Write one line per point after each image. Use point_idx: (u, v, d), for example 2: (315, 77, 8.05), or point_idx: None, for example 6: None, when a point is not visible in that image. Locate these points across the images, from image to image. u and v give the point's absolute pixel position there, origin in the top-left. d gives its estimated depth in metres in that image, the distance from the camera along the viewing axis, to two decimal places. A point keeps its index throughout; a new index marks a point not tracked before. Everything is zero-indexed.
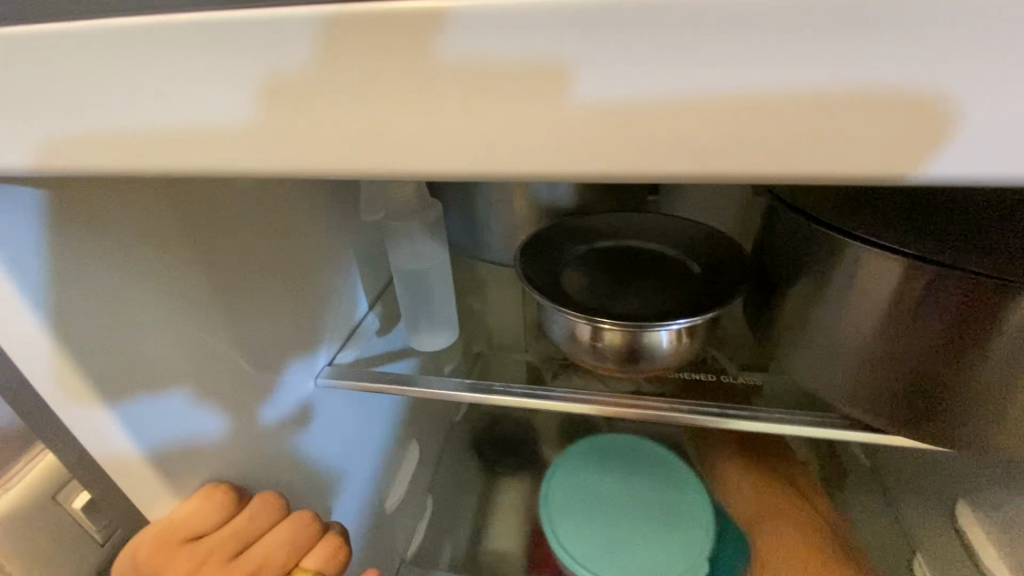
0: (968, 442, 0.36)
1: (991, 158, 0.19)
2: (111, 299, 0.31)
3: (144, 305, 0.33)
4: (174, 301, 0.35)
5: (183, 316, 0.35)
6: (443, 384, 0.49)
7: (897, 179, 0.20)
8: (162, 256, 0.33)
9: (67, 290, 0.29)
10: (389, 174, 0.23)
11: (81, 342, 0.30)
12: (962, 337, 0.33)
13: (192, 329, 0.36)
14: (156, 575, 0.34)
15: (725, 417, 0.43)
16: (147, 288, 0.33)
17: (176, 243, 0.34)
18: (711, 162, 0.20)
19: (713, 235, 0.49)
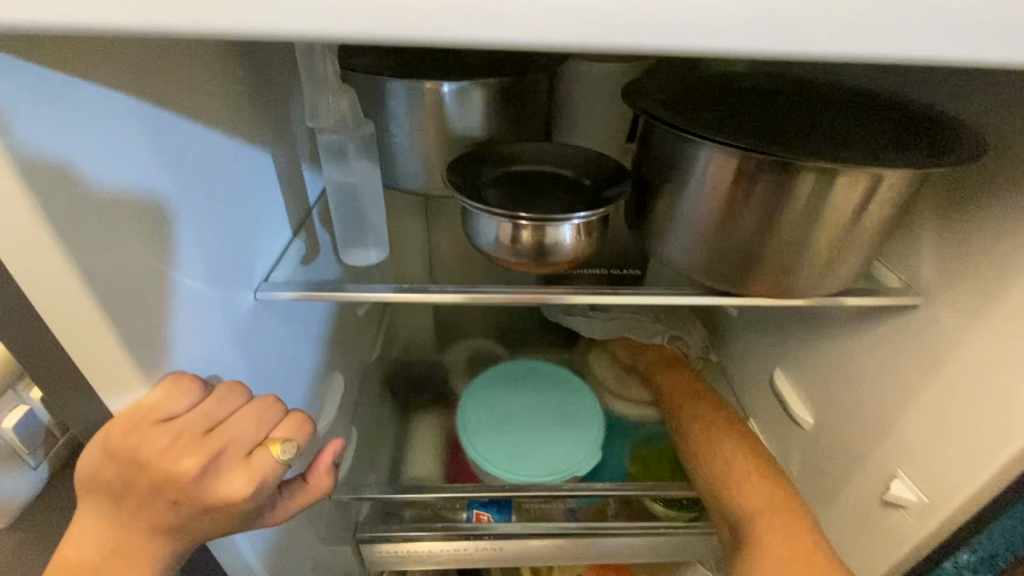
0: (784, 287, 0.51)
1: (790, 34, 0.29)
2: (75, 163, 0.31)
3: (113, 185, 0.33)
4: (137, 187, 0.35)
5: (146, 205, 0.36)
6: (373, 290, 0.52)
7: (736, 48, 0.29)
8: (121, 133, 0.34)
9: (49, 157, 0.29)
10: (364, 36, 0.28)
11: (67, 215, 0.31)
12: (774, 206, 0.46)
13: (147, 211, 0.36)
14: (128, 458, 0.35)
15: (616, 295, 0.55)
16: (113, 168, 0.33)
17: (135, 129, 0.35)
18: (624, 35, 0.28)
19: (601, 161, 0.60)
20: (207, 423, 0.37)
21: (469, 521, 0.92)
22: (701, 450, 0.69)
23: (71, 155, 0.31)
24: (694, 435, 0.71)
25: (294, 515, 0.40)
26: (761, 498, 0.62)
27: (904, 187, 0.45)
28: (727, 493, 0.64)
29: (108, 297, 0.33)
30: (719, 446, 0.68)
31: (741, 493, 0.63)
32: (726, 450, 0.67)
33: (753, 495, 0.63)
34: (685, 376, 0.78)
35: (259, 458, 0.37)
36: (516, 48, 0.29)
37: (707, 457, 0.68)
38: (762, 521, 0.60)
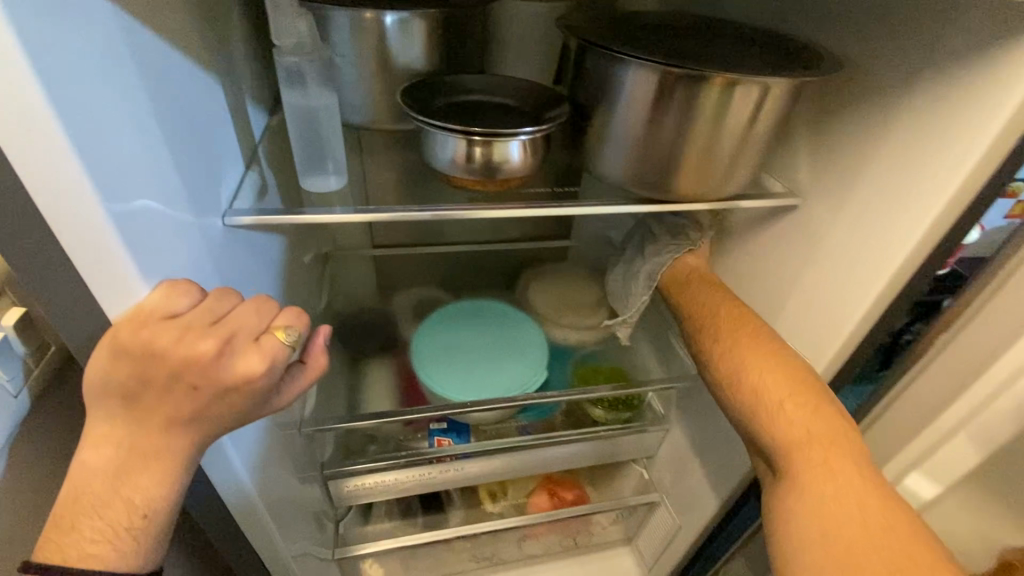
0: (697, 188, 0.61)
1: None
2: (68, 54, 0.32)
3: (99, 85, 0.34)
4: (117, 90, 0.36)
5: (127, 110, 0.37)
6: (336, 212, 0.55)
7: None
8: (102, 32, 0.35)
9: (48, 47, 0.30)
10: None
11: (69, 109, 0.32)
12: (688, 115, 0.55)
13: (128, 113, 0.37)
14: (142, 353, 0.37)
15: (561, 207, 0.62)
16: (95, 65, 0.34)
17: (109, 29, 0.35)
18: None
19: (537, 90, 0.66)
20: (212, 316, 0.40)
21: (431, 447, 0.99)
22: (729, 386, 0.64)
23: (64, 49, 0.31)
24: (727, 364, 0.65)
25: (303, 392, 0.46)
26: (801, 436, 0.57)
27: (784, 98, 0.56)
28: (762, 430, 0.60)
29: (107, 198, 0.35)
30: (755, 376, 0.62)
31: (776, 428, 0.59)
32: (766, 383, 0.61)
33: (791, 428, 0.58)
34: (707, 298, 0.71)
35: (268, 341, 0.41)
36: None
37: (739, 394, 0.63)
38: (798, 455, 0.57)
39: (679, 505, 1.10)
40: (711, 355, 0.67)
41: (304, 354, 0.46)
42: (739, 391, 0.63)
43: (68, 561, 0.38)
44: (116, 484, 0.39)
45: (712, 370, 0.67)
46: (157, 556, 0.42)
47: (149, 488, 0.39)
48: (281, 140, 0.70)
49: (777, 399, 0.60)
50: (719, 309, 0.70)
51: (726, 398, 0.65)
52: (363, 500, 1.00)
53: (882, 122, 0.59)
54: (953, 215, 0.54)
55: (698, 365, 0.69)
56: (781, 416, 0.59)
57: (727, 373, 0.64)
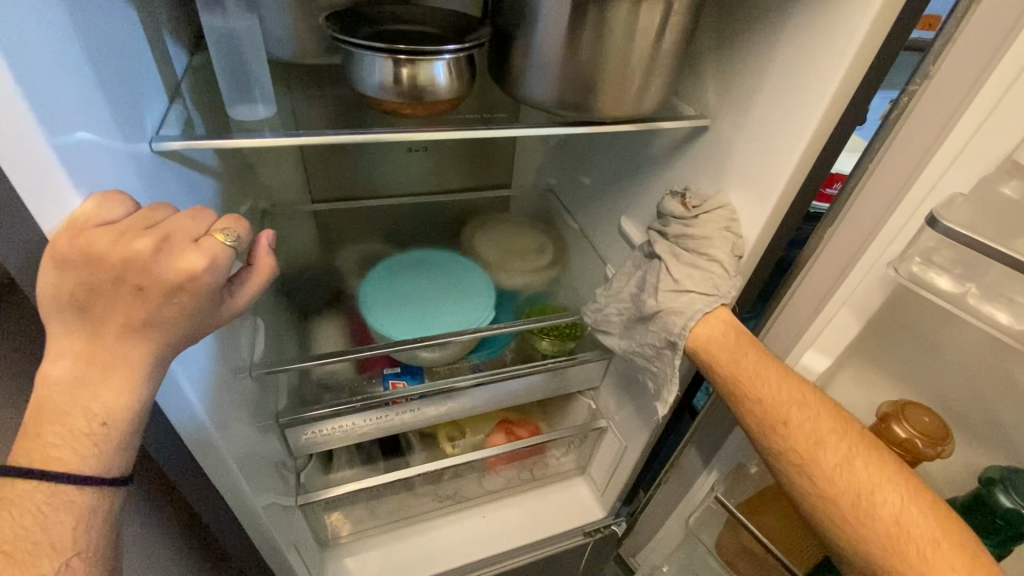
0: (617, 106, 0.66)
1: None
2: None
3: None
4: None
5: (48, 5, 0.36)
6: (266, 136, 0.56)
7: None
8: None
9: None
10: None
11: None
12: (598, 33, 0.60)
13: (48, 15, 0.36)
14: (82, 258, 0.38)
15: (491, 130, 0.66)
16: None
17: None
18: None
19: (460, 17, 0.68)
20: (148, 223, 0.41)
21: (385, 390, 1.02)
22: (846, 509, 0.58)
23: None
24: (857, 480, 0.58)
25: (257, 293, 0.47)
26: None
27: (685, 16, 0.61)
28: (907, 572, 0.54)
29: (38, 95, 0.35)
30: (896, 503, 0.56)
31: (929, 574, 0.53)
32: (905, 509, 0.56)
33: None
34: (791, 387, 0.63)
35: (208, 242, 0.41)
36: None
37: (863, 518, 0.57)
38: None
39: (624, 427, 1.18)
40: (826, 464, 0.59)
41: (250, 256, 0.47)
42: (880, 519, 0.56)
43: (32, 468, 0.39)
44: (74, 392, 0.39)
45: (824, 487, 0.59)
46: (124, 466, 0.43)
47: (112, 393, 0.40)
48: (204, 80, 0.69)
49: (930, 534, 0.54)
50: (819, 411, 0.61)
51: (849, 524, 0.57)
52: (324, 447, 1.03)
53: (771, 38, 0.65)
54: (834, 116, 0.61)
55: (806, 473, 0.61)
56: (940, 559, 0.53)
57: (866, 496, 0.57)
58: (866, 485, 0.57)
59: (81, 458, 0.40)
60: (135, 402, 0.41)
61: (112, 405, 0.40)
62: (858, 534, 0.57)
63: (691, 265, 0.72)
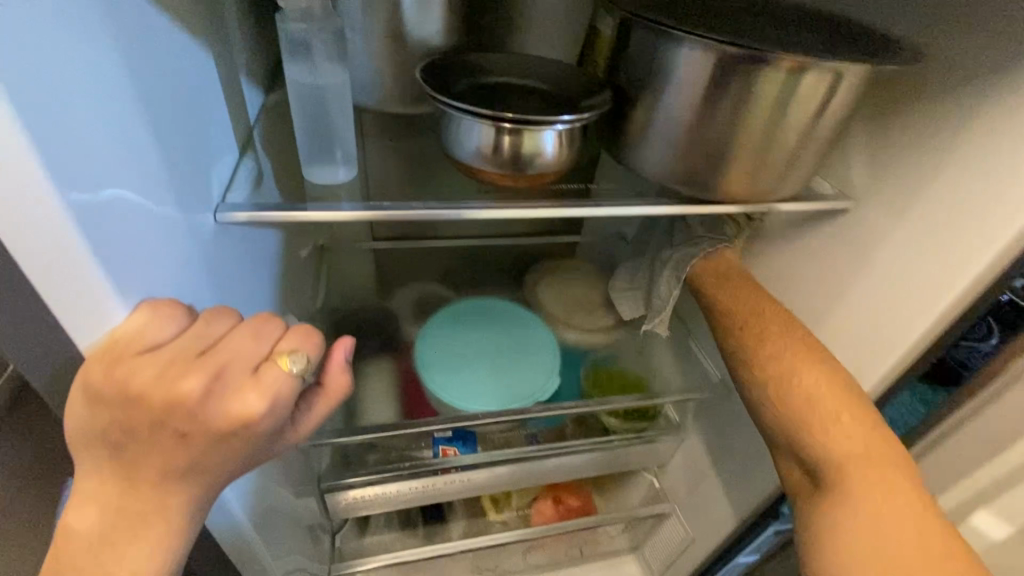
0: (749, 188, 0.55)
1: None
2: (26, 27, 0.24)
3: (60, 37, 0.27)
4: (84, 49, 0.28)
5: (95, 74, 0.29)
6: (344, 207, 0.48)
7: None
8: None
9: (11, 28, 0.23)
10: None
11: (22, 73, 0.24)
12: (742, 107, 0.49)
13: (102, 99, 0.30)
14: (120, 394, 0.31)
15: (596, 207, 0.56)
16: (60, 44, 0.27)
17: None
18: None
19: (571, 72, 0.58)
20: (200, 346, 0.34)
21: (436, 457, 0.92)
22: (793, 418, 0.57)
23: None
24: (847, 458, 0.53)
25: (320, 418, 0.41)
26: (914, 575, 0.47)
27: (853, 92, 0.50)
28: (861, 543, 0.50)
29: (73, 191, 0.27)
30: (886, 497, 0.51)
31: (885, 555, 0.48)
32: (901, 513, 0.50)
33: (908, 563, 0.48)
34: (763, 305, 0.65)
35: (269, 374, 0.35)
36: None
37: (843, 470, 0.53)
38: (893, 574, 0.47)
39: (692, 516, 1.05)
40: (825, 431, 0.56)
41: (320, 374, 0.41)
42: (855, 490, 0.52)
43: None
44: (99, 551, 0.33)
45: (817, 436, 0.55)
46: None
47: (141, 549, 0.34)
48: (281, 124, 0.62)
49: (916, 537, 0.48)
50: (783, 326, 0.62)
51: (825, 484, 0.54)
52: (362, 511, 0.93)
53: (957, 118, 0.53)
54: None
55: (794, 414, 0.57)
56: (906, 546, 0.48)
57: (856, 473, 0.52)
58: (815, 394, 0.57)
59: None
60: (165, 560, 0.35)
61: (141, 563, 0.34)
62: (806, 436, 0.56)
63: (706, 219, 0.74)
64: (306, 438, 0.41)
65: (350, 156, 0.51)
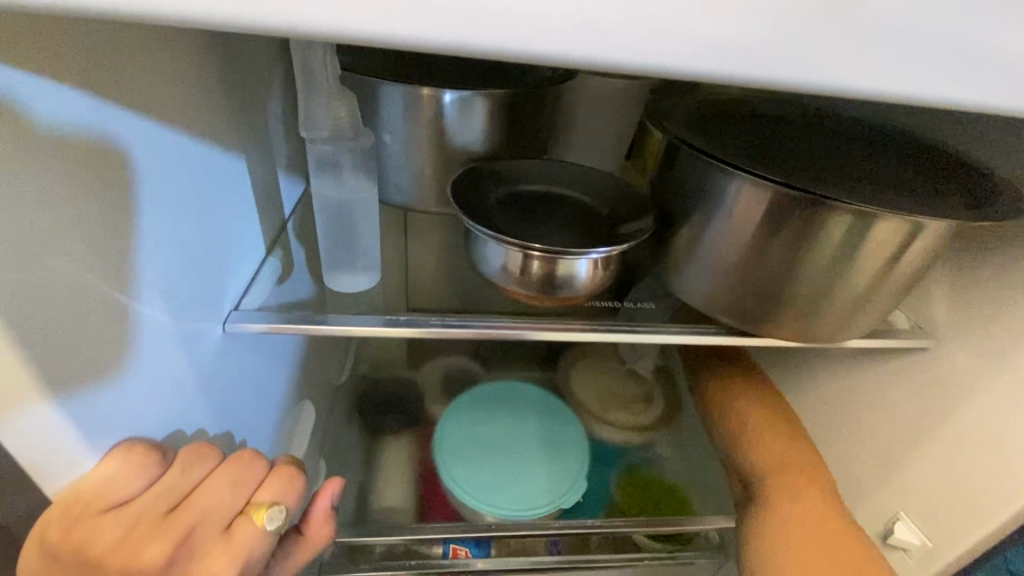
0: (805, 329, 0.49)
1: (853, 79, 0.26)
2: (20, 208, 0.24)
3: (44, 205, 0.25)
4: (87, 206, 0.28)
5: (87, 225, 0.28)
6: (360, 322, 0.46)
7: (794, 79, 0.26)
8: (87, 162, 0.28)
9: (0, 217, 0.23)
10: (395, 43, 0.23)
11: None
12: (802, 248, 0.44)
13: (107, 254, 0.29)
14: (73, 556, 0.28)
15: (631, 332, 0.51)
16: (59, 212, 0.26)
17: (78, 123, 0.27)
18: (680, 73, 0.26)
19: (615, 184, 0.55)
20: (172, 499, 0.32)
21: (445, 557, 0.86)
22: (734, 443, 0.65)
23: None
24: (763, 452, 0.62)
25: (291, 572, 0.37)
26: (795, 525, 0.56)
27: (940, 237, 0.43)
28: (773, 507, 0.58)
29: (39, 361, 0.25)
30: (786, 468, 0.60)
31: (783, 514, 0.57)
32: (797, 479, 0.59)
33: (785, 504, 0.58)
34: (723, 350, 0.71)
35: (241, 531, 0.33)
36: (578, 68, 0.25)
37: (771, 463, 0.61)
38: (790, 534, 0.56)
39: None
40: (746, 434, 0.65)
41: (302, 522, 0.37)
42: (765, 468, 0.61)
43: None
44: None
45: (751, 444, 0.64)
46: None
47: None
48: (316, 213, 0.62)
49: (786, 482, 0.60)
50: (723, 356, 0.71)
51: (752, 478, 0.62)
52: None
53: None
54: None
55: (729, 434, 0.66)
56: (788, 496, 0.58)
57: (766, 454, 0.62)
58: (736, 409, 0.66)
59: None
60: None
61: None
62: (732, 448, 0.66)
63: None
64: None
65: (373, 264, 0.50)
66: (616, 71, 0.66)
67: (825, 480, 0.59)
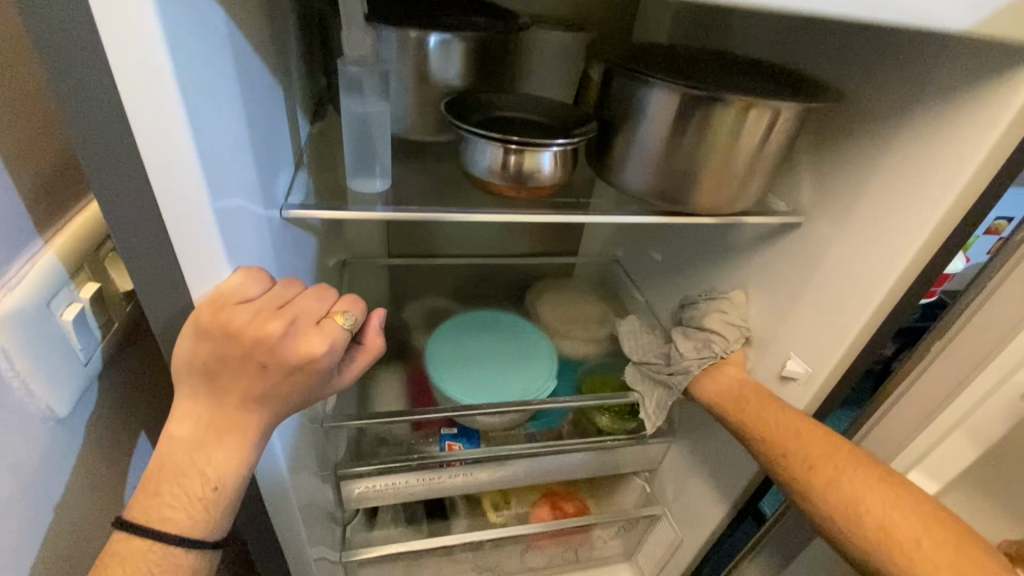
0: (711, 203, 0.67)
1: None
2: (203, 87, 0.37)
3: (210, 85, 0.38)
4: (225, 91, 0.41)
5: (224, 98, 0.40)
6: (380, 211, 0.60)
7: None
8: (225, 64, 0.41)
9: (195, 87, 0.36)
10: None
11: (191, 102, 0.35)
12: (701, 135, 0.62)
13: (234, 129, 0.42)
14: (219, 331, 0.42)
15: (586, 216, 0.68)
16: (214, 91, 0.39)
17: (220, 30, 0.40)
18: None
19: (568, 109, 0.71)
20: (279, 301, 0.44)
21: (441, 450, 1.01)
22: (845, 517, 0.64)
23: (190, 47, 0.35)
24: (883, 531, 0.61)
25: (359, 370, 0.51)
26: None
27: (791, 124, 0.62)
28: None
29: (212, 191, 0.38)
30: (920, 546, 0.59)
31: None
32: (935, 553, 0.58)
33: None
34: (776, 413, 0.73)
35: (328, 324, 0.46)
36: None
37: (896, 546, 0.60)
38: None
39: (682, 516, 1.13)
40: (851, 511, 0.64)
41: (361, 335, 0.51)
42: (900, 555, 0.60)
43: (148, 526, 0.43)
44: (194, 455, 0.43)
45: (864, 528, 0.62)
46: (219, 528, 0.46)
47: (228, 454, 0.44)
48: (324, 146, 0.75)
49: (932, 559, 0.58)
50: (783, 416, 0.72)
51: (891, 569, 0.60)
52: (373, 503, 1.01)
53: (878, 148, 0.65)
54: (944, 229, 0.60)
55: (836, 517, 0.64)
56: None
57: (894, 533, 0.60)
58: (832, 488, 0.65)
59: (192, 521, 0.44)
60: (244, 465, 0.45)
61: (225, 466, 0.44)
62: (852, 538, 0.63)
63: (699, 338, 0.84)
64: (346, 387, 0.51)
65: (384, 171, 0.64)
66: (559, 26, 0.82)
67: (960, 537, 0.59)
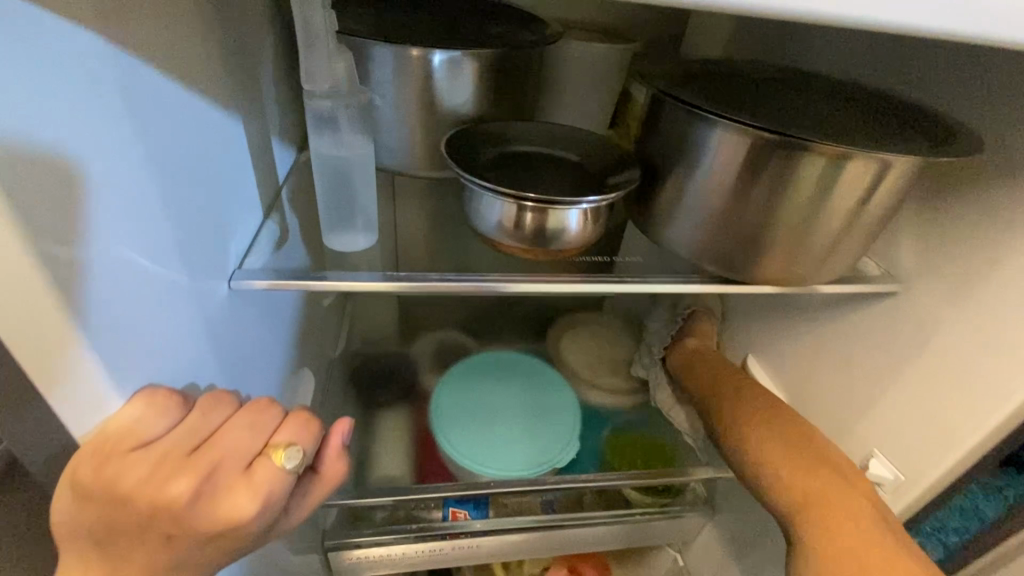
0: (785, 274, 0.52)
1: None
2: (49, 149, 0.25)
3: (67, 143, 0.26)
4: (104, 148, 0.29)
5: (99, 164, 0.29)
6: (361, 278, 0.48)
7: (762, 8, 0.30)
8: (105, 108, 0.29)
9: (27, 153, 0.24)
10: None
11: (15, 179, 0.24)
12: (780, 193, 0.47)
13: (124, 197, 0.31)
14: (104, 494, 0.30)
15: (622, 284, 0.54)
16: (80, 153, 0.27)
17: (94, 59, 0.28)
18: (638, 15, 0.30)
19: (604, 144, 0.57)
20: (193, 441, 0.33)
21: (445, 519, 0.88)
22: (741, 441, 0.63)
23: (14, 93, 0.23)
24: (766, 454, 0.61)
25: (313, 509, 0.38)
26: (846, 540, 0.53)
27: (905, 178, 0.46)
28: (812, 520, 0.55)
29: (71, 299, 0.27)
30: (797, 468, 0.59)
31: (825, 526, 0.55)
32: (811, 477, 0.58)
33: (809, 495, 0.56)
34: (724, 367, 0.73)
35: (261, 470, 0.34)
36: None
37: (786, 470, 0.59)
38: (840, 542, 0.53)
39: None
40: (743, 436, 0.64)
41: (316, 462, 0.39)
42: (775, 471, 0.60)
43: None
44: None
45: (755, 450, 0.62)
46: None
47: None
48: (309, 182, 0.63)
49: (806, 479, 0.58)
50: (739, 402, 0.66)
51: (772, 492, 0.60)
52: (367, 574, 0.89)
53: (1016, 208, 0.49)
54: None
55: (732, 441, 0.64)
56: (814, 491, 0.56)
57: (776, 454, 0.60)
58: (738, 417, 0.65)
59: None
60: None
61: None
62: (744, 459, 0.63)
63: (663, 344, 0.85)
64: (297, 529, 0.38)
65: (367, 225, 0.52)
66: (595, 36, 0.68)
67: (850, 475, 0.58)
